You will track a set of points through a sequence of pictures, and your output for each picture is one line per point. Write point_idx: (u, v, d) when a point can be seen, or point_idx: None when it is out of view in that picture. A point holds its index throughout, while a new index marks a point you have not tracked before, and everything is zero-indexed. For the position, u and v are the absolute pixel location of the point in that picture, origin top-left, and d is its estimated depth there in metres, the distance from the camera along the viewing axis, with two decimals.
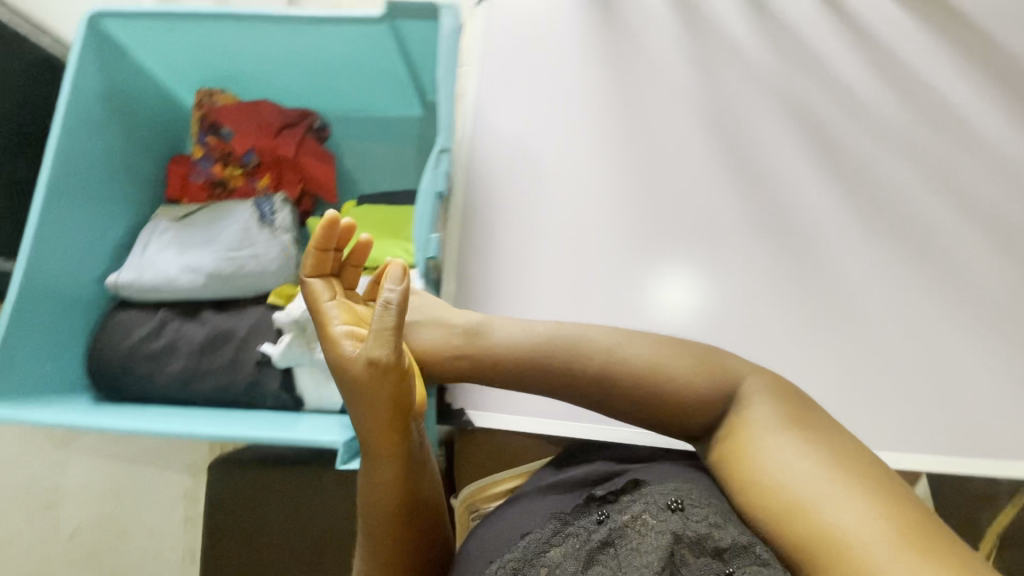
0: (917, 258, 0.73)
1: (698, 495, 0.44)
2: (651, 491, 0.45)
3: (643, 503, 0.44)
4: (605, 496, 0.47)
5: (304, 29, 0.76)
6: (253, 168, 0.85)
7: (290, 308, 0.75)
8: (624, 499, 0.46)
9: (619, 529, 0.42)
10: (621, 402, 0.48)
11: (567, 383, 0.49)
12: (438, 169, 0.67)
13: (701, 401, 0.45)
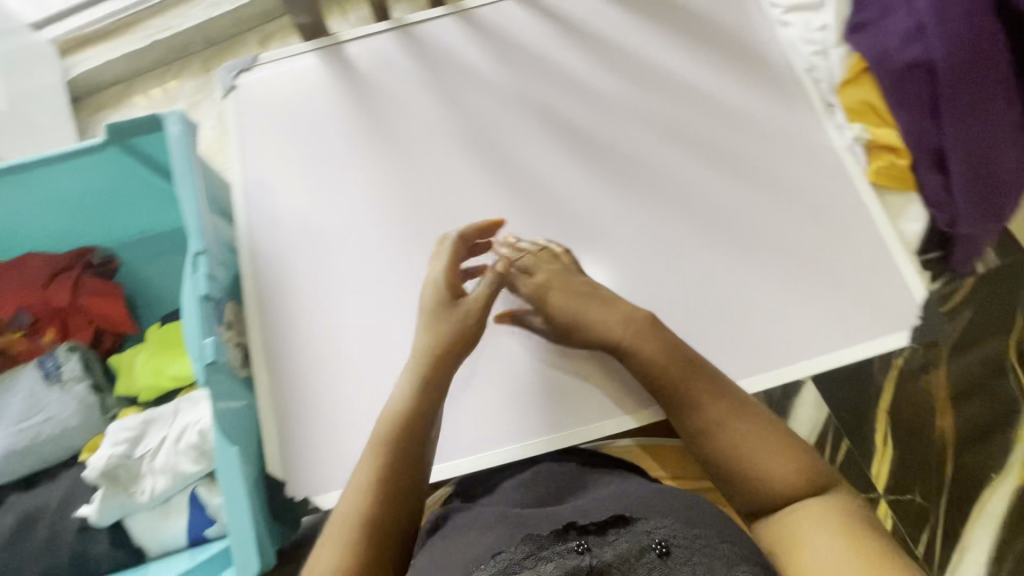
0: (678, 206, 0.78)
1: (682, 539, 0.54)
2: (638, 530, 0.55)
3: (629, 539, 0.53)
4: (588, 526, 0.55)
5: (37, 173, 0.74)
6: (34, 326, 0.81)
7: (96, 458, 0.70)
8: (612, 538, 0.54)
9: (601, 564, 0.50)
10: (763, 460, 0.59)
11: (736, 441, 0.61)
12: (198, 273, 0.66)
13: (786, 455, 0.60)
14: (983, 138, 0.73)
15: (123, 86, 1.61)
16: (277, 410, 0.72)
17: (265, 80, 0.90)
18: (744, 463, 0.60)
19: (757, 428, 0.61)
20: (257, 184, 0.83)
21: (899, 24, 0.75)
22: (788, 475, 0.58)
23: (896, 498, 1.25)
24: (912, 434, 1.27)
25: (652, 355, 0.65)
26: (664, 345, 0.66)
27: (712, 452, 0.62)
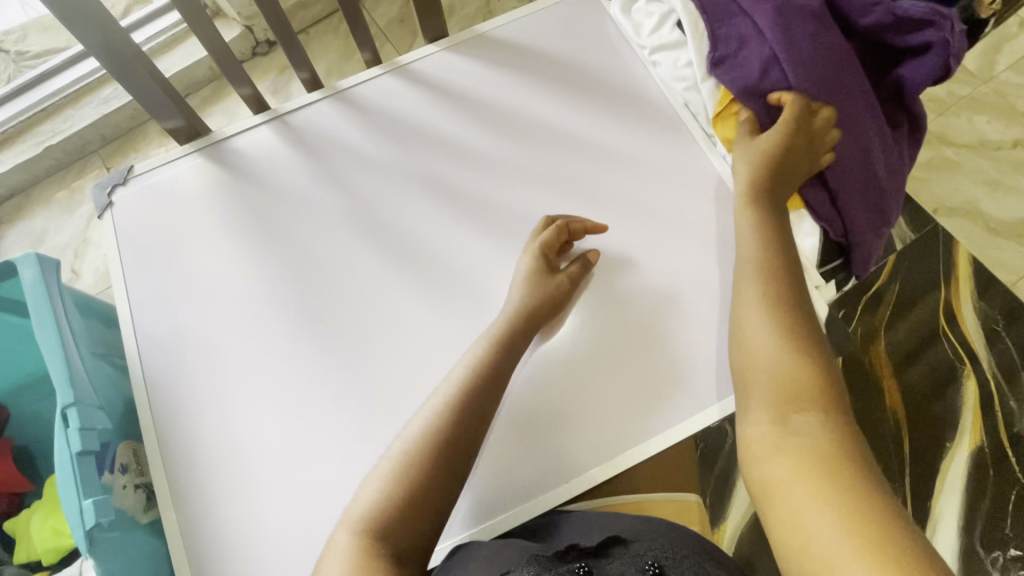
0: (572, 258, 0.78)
1: (674, 558, 0.58)
2: (632, 554, 0.59)
3: (627, 563, 0.58)
4: (587, 551, 0.61)
5: None
6: None
7: None
8: (611, 560, 0.59)
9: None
10: (783, 380, 0.60)
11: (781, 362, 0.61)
12: (69, 428, 0.61)
13: (811, 394, 0.59)
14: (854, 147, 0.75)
15: (21, 197, 1.54)
16: (187, 552, 0.67)
17: (141, 191, 0.86)
18: (787, 379, 0.60)
19: (802, 368, 0.61)
20: (143, 305, 0.79)
21: (753, 53, 0.74)
22: (815, 420, 0.57)
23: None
24: (866, 417, 1.28)
25: (756, 285, 0.67)
26: (762, 273, 0.67)
27: (761, 365, 0.62)
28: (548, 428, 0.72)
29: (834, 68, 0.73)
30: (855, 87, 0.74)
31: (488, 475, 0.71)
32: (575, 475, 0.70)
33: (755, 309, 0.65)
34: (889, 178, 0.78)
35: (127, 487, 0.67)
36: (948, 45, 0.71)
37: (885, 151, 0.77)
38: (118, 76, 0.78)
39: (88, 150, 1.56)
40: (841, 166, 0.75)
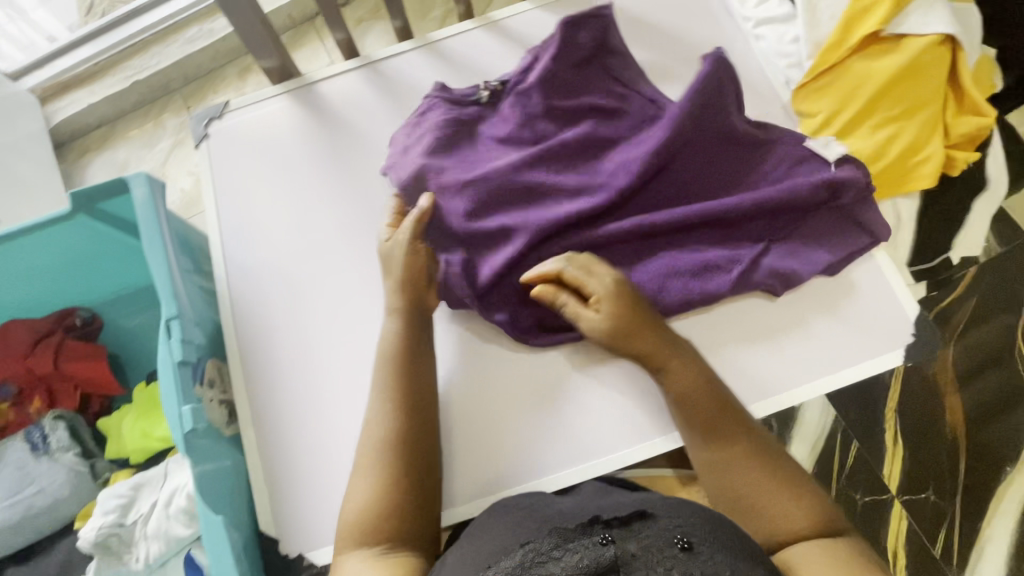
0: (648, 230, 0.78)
1: (703, 534, 0.53)
2: (662, 527, 0.53)
3: (655, 538, 0.52)
4: (612, 521, 0.54)
5: (6, 244, 0.73)
6: (18, 397, 0.79)
7: (88, 529, 0.70)
8: (637, 534, 0.53)
9: (624, 558, 0.50)
10: (743, 484, 0.59)
11: (730, 457, 0.61)
12: (171, 339, 0.65)
13: (769, 485, 0.59)
14: (620, 258, 0.72)
15: (107, 128, 1.56)
16: (264, 465, 0.72)
17: (236, 127, 0.89)
18: (742, 476, 0.59)
19: (752, 461, 0.60)
20: (233, 236, 0.82)
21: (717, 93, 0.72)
22: (786, 509, 0.57)
23: (911, 499, 1.12)
24: (925, 431, 1.15)
25: (683, 382, 0.64)
26: (696, 376, 0.64)
27: (711, 466, 0.62)
28: (575, 392, 0.72)
29: (686, 171, 0.72)
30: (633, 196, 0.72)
31: (528, 439, 0.71)
32: (637, 445, 0.70)
33: (683, 423, 0.64)
34: (818, 241, 0.70)
35: (213, 400, 0.71)
36: (803, 141, 0.72)
37: (682, 247, 0.71)
38: (224, 9, 0.80)
39: (171, 88, 1.57)
40: (738, 227, 0.70)
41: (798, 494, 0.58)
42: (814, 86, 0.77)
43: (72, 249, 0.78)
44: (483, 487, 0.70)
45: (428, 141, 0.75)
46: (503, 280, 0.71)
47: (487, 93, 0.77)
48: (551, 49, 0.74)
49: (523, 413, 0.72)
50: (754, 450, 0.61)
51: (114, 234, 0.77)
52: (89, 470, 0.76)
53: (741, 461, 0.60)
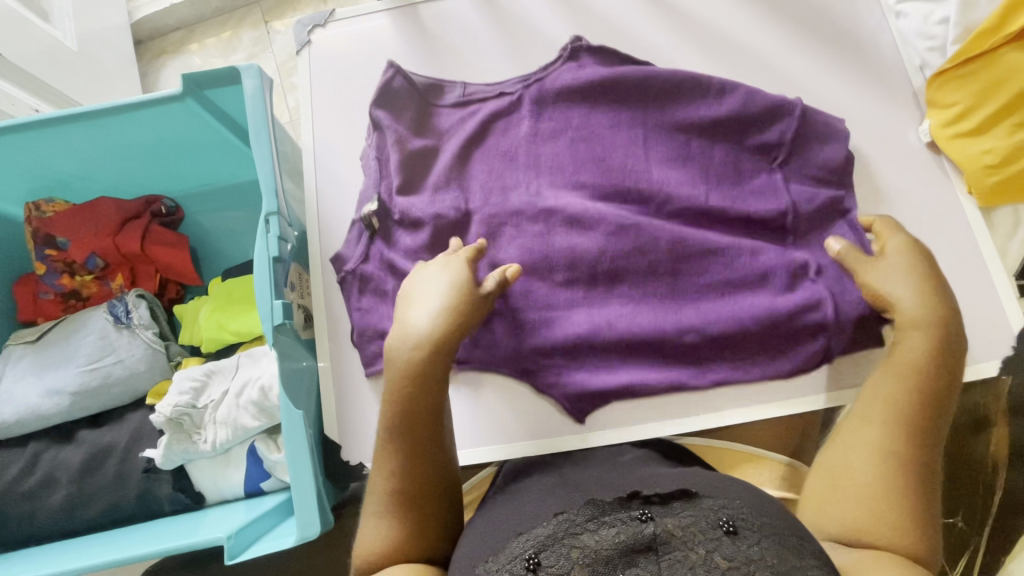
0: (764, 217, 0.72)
1: (752, 517, 0.45)
2: (704, 507, 0.46)
3: (695, 516, 0.45)
4: (652, 496, 0.48)
5: (111, 118, 0.73)
6: (102, 270, 0.82)
7: (163, 405, 0.71)
8: (678, 512, 0.45)
9: (663, 535, 0.43)
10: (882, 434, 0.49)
11: (894, 402, 0.51)
12: (270, 235, 0.66)
13: (887, 456, 0.48)
14: (624, 302, 0.71)
15: (185, 31, 1.44)
16: (339, 370, 0.73)
17: (339, 37, 0.87)
18: (898, 432, 0.49)
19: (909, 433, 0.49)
20: (327, 146, 0.82)
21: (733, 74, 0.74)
22: (885, 493, 0.46)
23: (939, 522, 0.97)
24: (961, 454, 0.98)
25: (920, 352, 0.53)
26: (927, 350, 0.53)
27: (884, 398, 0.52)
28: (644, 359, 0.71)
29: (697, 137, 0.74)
30: (628, 246, 0.71)
31: (589, 389, 0.70)
32: (706, 412, 0.70)
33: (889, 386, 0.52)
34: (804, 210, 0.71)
35: (295, 302, 0.72)
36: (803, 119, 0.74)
37: (684, 303, 0.71)
38: None
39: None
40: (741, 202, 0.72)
41: (899, 497, 0.46)
42: (954, 76, 0.73)
43: (168, 135, 0.78)
44: (538, 428, 0.71)
45: (460, 107, 0.80)
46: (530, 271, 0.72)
47: (378, 202, 0.76)
48: (386, 113, 0.80)
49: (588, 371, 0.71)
50: (914, 428, 0.49)
51: (211, 125, 0.77)
52: (160, 351, 0.78)
53: (892, 450, 0.48)
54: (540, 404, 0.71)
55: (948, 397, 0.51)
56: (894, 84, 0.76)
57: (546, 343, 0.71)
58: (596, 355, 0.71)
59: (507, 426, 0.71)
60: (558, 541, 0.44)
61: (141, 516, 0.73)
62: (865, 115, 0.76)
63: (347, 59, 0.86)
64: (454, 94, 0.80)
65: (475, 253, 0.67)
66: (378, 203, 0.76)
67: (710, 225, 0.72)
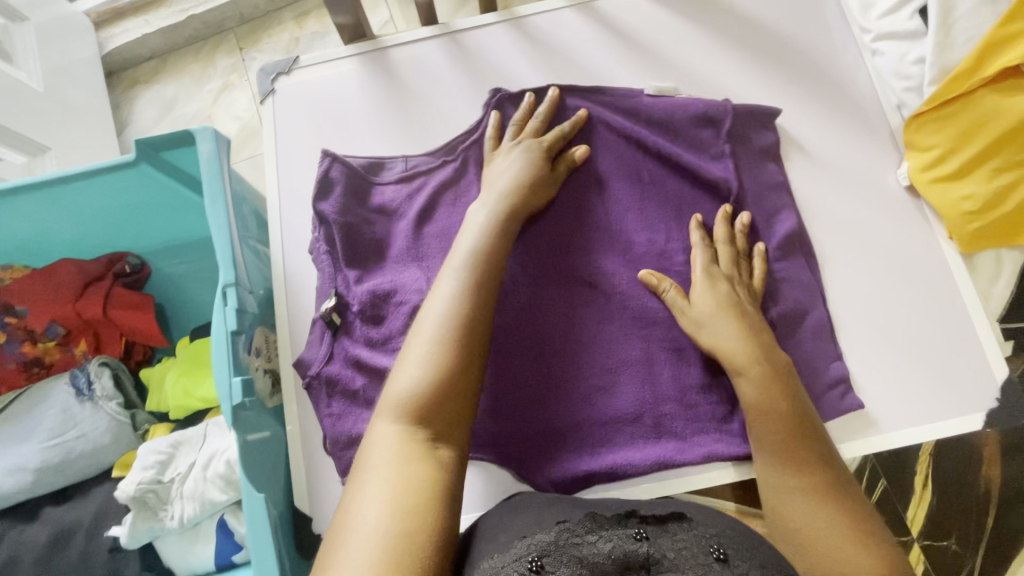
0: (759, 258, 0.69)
1: (741, 548, 0.45)
2: (698, 533, 0.46)
3: (689, 544, 0.45)
4: (647, 518, 0.49)
5: (67, 184, 0.71)
6: (64, 337, 0.79)
7: (127, 482, 0.69)
8: (671, 536, 0.46)
9: (656, 555, 0.44)
10: (769, 469, 0.56)
11: (780, 442, 0.56)
12: (227, 307, 0.64)
13: (791, 498, 0.53)
14: (600, 374, 0.68)
15: (158, 61, 1.41)
16: (306, 438, 0.71)
17: (304, 86, 0.85)
18: (794, 460, 0.54)
19: (800, 452, 0.54)
20: (293, 201, 0.80)
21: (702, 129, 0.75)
22: (819, 526, 0.50)
23: (932, 545, 0.95)
24: (954, 476, 0.95)
25: (757, 386, 0.59)
26: (764, 378, 0.59)
27: (762, 443, 0.57)
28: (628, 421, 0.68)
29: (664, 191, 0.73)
30: (595, 316, 0.70)
31: (578, 449, 0.66)
32: (692, 474, 0.66)
33: (767, 430, 0.57)
34: (777, 261, 0.70)
35: (260, 369, 0.70)
36: (778, 167, 0.74)
37: (659, 367, 0.68)
38: None
39: (225, 27, 1.40)
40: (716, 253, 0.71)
41: (827, 526, 0.50)
42: (934, 116, 0.71)
43: (124, 197, 0.75)
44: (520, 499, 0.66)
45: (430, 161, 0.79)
46: (506, 338, 0.69)
47: (336, 296, 0.73)
48: (331, 203, 0.77)
49: (580, 431, 0.67)
50: (789, 457, 0.55)
51: (168, 185, 0.74)
52: (124, 421, 0.76)
53: (796, 478, 0.53)
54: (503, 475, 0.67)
55: (808, 420, 0.57)
56: (869, 126, 0.75)
57: (530, 405, 0.67)
58: (586, 415, 0.67)
59: (478, 499, 0.67)
60: (559, 548, 0.44)
61: None
62: (841, 158, 0.74)
63: (313, 107, 0.84)
64: (392, 160, 0.79)
65: (557, 135, 0.72)
66: (337, 297, 0.74)
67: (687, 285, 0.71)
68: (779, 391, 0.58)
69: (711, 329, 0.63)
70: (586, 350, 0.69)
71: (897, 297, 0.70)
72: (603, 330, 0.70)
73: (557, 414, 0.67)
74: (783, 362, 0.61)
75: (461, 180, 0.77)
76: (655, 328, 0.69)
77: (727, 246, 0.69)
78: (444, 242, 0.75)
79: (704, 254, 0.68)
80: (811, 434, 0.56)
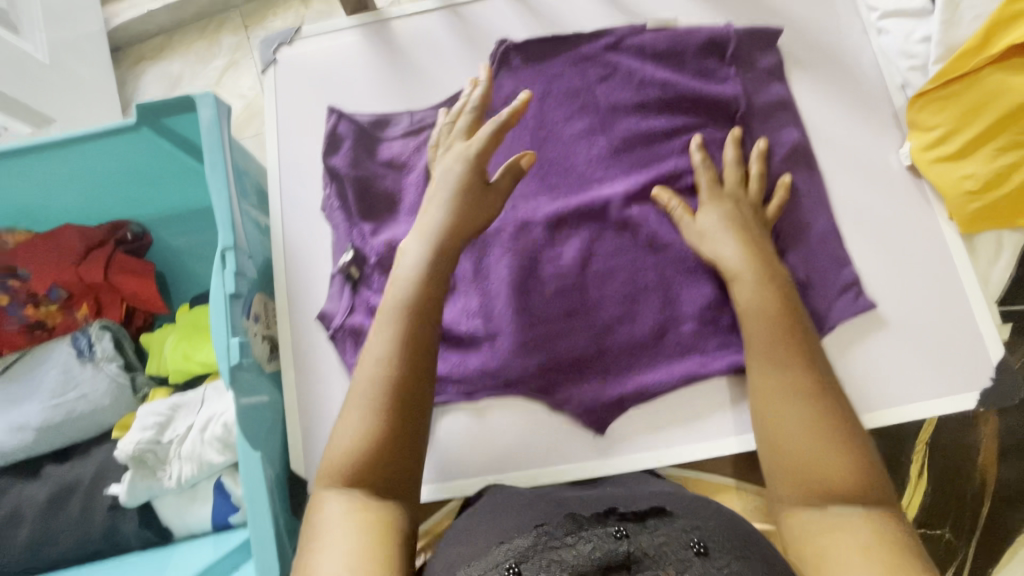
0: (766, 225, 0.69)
1: (722, 542, 0.45)
2: (677, 526, 0.46)
3: (669, 537, 0.44)
4: (627, 514, 0.48)
5: (69, 147, 0.72)
6: (66, 301, 0.80)
7: (126, 441, 0.70)
8: (650, 530, 0.46)
9: (638, 554, 0.42)
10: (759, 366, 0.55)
11: (771, 342, 0.55)
12: (226, 270, 0.65)
13: (777, 397, 0.52)
14: (617, 301, 0.69)
15: (164, 38, 1.41)
16: (303, 403, 0.72)
17: (307, 56, 0.85)
18: (783, 361, 0.54)
19: (791, 357, 0.54)
20: (293, 170, 0.80)
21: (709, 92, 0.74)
22: (800, 429, 0.50)
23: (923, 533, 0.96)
24: (950, 465, 0.94)
25: (754, 294, 0.59)
26: (762, 287, 0.59)
27: (754, 342, 0.56)
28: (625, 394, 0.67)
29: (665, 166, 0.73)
30: (610, 244, 0.70)
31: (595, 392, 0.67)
32: (690, 447, 0.66)
33: (762, 335, 0.56)
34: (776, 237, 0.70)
35: (258, 335, 0.71)
36: (780, 144, 0.73)
37: (677, 289, 0.69)
38: None
39: (231, 5, 1.40)
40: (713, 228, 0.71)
41: (810, 431, 0.49)
42: (938, 95, 0.70)
43: (125, 161, 0.75)
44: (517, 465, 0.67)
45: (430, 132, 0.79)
46: (524, 272, 0.70)
47: (352, 249, 0.75)
48: (341, 157, 0.79)
49: (602, 360, 0.68)
50: (780, 359, 0.54)
51: (170, 150, 0.75)
52: (124, 384, 0.77)
53: (785, 382, 0.53)
54: (499, 440, 0.67)
55: (801, 326, 0.56)
56: (874, 105, 0.74)
57: (552, 337, 0.69)
58: (604, 357, 0.68)
59: (474, 464, 0.67)
60: (538, 552, 0.43)
61: (108, 553, 0.72)
62: (844, 136, 0.74)
63: (316, 76, 0.84)
64: (401, 116, 0.80)
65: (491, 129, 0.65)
66: (353, 251, 0.75)
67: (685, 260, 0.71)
68: (775, 296, 0.58)
69: (709, 242, 0.65)
70: (610, 277, 0.70)
71: (895, 276, 0.70)
72: (620, 260, 0.70)
73: (575, 342, 0.68)
74: (783, 272, 0.61)
75: None
76: (669, 253, 0.70)
77: (733, 164, 0.69)
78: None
79: (708, 175, 0.69)
80: (805, 341, 0.55)
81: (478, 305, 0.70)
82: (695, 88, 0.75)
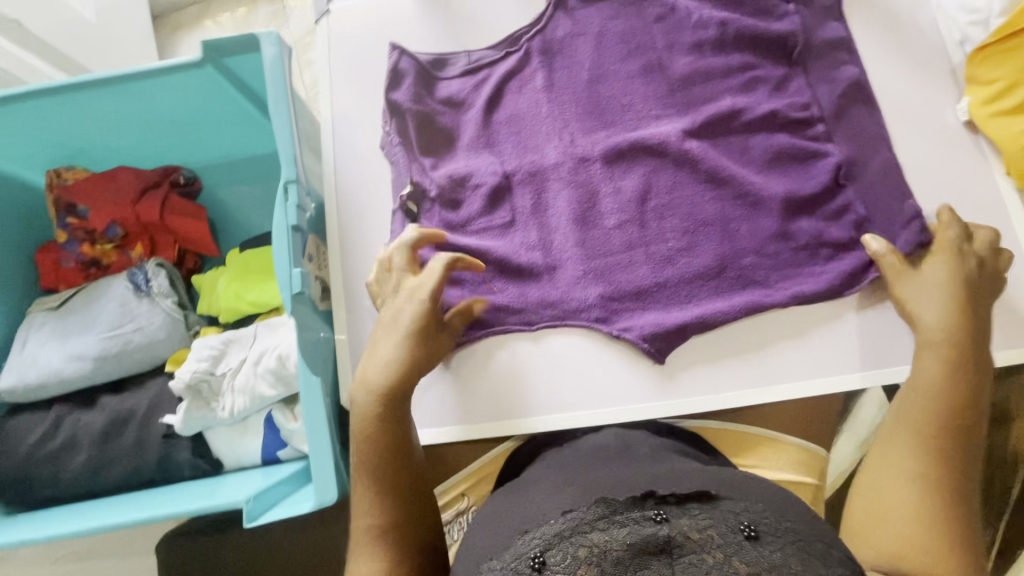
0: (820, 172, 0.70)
1: (775, 520, 0.40)
2: (722, 507, 0.42)
3: (715, 519, 0.40)
4: (666, 495, 0.43)
5: (132, 84, 0.73)
6: (122, 240, 0.82)
7: (183, 371, 0.72)
8: (691, 511, 0.41)
9: (677, 538, 0.39)
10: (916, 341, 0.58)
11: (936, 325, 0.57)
12: (289, 202, 0.66)
13: (923, 366, 0.55)
14: (676, 235, 0.71)
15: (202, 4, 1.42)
16: (355, 339, 0.73)
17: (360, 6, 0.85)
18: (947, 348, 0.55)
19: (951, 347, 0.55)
20: (346, 116, 0.81)
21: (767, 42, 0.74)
22: (928, 404, 0.53)
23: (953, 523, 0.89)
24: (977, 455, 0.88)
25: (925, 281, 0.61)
26: (941, 291, 0.59)
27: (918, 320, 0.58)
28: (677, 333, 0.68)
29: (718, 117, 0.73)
30: (667, 180, 0.73)
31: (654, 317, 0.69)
32: (740, 389, 0.67)
33: (931, 319, 0.58)
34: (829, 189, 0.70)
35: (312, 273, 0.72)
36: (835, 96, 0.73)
37: (736, 224, 0.70)
38: None
39: None
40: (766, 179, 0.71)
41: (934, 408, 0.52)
42: (999, 48, 0.69)
43: (185, 101, 0.77)
44: (567, 402, 0.68)
45: (482, 81, 0.79)
46: (583, 205, 0.73)
47: (413, 183, 0.75)
48: (403, 92, 0.78)
49: (661, 291, 0.70)
50: (944, 345, 0.55)
51: (229, 91, 0.76)
52: (178, 320, 0.78)
53: (937, 362, 0.55)
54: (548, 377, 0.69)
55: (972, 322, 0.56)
56: (931, 61, 0.74)
57: (613, 268, 0.71)
58: (658, 289, 0.70)
59: (523, 402, 0.69)
60: (565, 541, 0.40)
61: (161, 481, 0.74)
62: (900, 91, 0.73)
63: (369, 25, 0.85)
64: (457, 57, 0.81)
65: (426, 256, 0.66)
66: (413, 185, 0.74)
67: (736, 208, 0.71)
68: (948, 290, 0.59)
69: (920, 294, 0.61)
70: (668, 212, 0.71)
71: None
72: (680, 197, 0.72)
73: (635, 273, 0.70)
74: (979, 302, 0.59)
75: (511, 103, 0.78)
76: (728, 188, 0.71)
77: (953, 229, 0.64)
78: (496, 158, 0.75)
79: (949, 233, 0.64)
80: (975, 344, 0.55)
81: (538, 238, 0.73)
82: (752, 40, 0.75)
